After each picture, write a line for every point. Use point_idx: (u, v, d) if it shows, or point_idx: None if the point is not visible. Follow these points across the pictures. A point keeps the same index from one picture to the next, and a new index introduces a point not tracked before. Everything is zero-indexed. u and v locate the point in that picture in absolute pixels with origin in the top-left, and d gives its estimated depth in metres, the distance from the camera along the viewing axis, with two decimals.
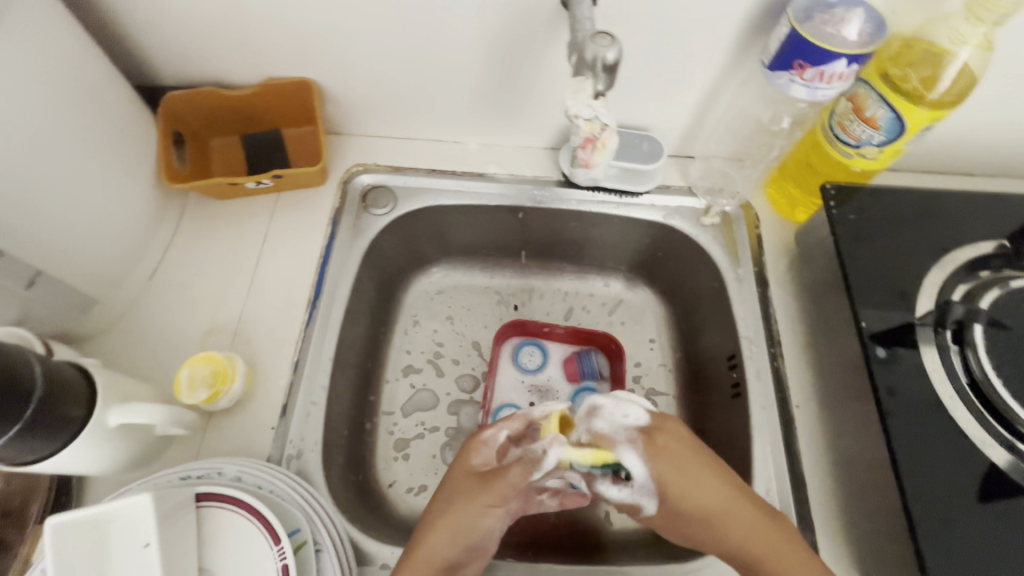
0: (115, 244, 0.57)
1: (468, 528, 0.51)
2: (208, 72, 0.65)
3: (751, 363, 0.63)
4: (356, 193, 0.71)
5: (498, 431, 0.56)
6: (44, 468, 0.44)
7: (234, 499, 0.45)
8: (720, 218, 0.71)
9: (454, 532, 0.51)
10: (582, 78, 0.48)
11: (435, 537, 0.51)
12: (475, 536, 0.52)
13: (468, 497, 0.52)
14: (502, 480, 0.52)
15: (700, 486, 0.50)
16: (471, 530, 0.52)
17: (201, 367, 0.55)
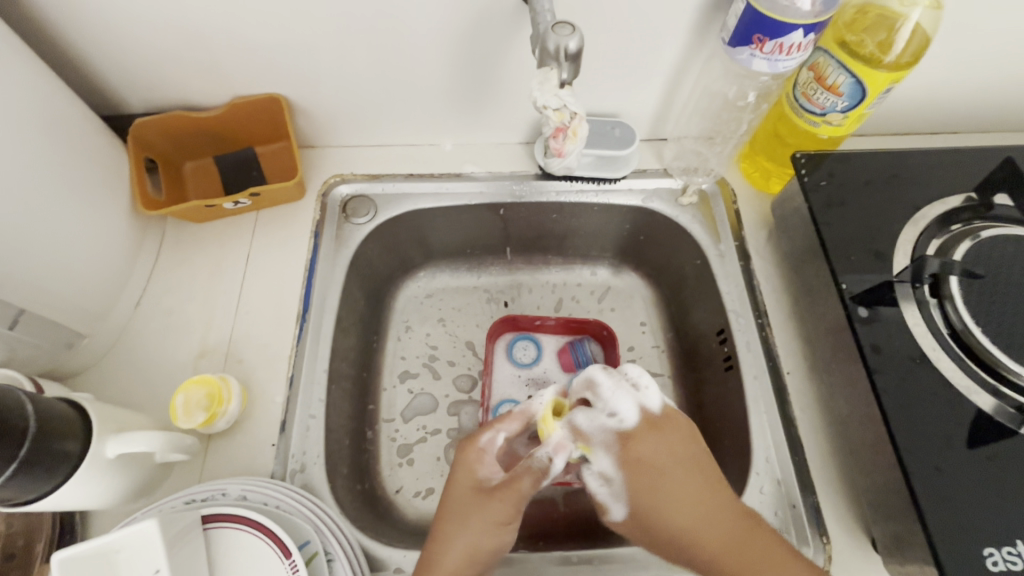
0: (95, 276, 0.57)
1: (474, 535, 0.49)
2: (176, 95, 0.65)
3: (740, 336, 0.64)
4: (336, 204, 0.71)
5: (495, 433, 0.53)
6: (44, 506, 0.44)
7: (241, 518, 0.45)
8: (698, 196, 0.73)
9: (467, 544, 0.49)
10: (547, 69, 0.48)
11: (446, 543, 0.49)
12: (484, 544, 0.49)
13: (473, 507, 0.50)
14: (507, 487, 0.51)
15: (664, 487, 0.50)
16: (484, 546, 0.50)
17: (195, 391, 0.55)
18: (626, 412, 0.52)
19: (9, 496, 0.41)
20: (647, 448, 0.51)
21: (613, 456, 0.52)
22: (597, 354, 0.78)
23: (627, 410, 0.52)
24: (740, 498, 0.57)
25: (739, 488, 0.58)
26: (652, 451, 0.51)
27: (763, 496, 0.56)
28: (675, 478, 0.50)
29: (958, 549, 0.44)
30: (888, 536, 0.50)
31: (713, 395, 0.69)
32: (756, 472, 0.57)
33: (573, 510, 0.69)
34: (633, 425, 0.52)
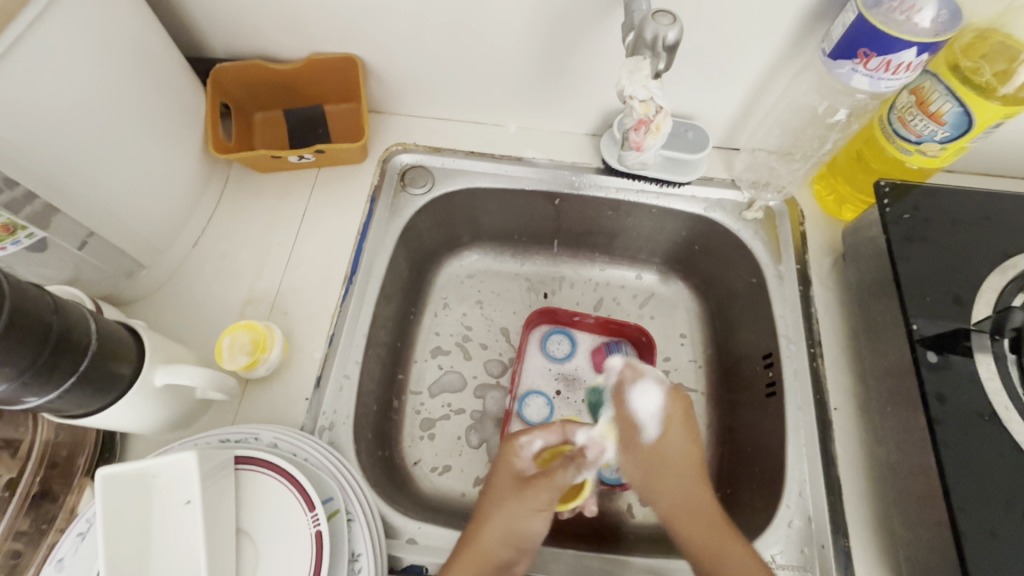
0: (161, 210, 0.59)
1: (522, 528, 0.53)
2: (257, 45, 0.66)
3: (789, 363, 0.62)
4: (395, 172, 0.71)
5: (533, 437, 0.57)
6: (91, 422, 0.46)
7: (271, 464, 0.46)
8: (764, 213, 0.70)
9: (508, 537, 0.52)
10: (639, 58, 0.46)
11: (487, 540, 0.51)
12: (528, 539, 0.53)
13: (524, 507, 0.53)
14: (546, 479, 0.54)
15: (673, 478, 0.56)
16: (523, 532, 0.53)
17: (240, 335, 0.56)
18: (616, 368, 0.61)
19: (64, 408, 0.42)
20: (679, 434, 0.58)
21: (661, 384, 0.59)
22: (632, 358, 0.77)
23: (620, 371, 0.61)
24: (766, 528, 0.55)
25: (766, 517, 0.56)
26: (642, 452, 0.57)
27: (791, 530, 0.54)
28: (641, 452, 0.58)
29: None
30: None
31: (748, 419, 0.67)
32: (786, 504, 0.55)
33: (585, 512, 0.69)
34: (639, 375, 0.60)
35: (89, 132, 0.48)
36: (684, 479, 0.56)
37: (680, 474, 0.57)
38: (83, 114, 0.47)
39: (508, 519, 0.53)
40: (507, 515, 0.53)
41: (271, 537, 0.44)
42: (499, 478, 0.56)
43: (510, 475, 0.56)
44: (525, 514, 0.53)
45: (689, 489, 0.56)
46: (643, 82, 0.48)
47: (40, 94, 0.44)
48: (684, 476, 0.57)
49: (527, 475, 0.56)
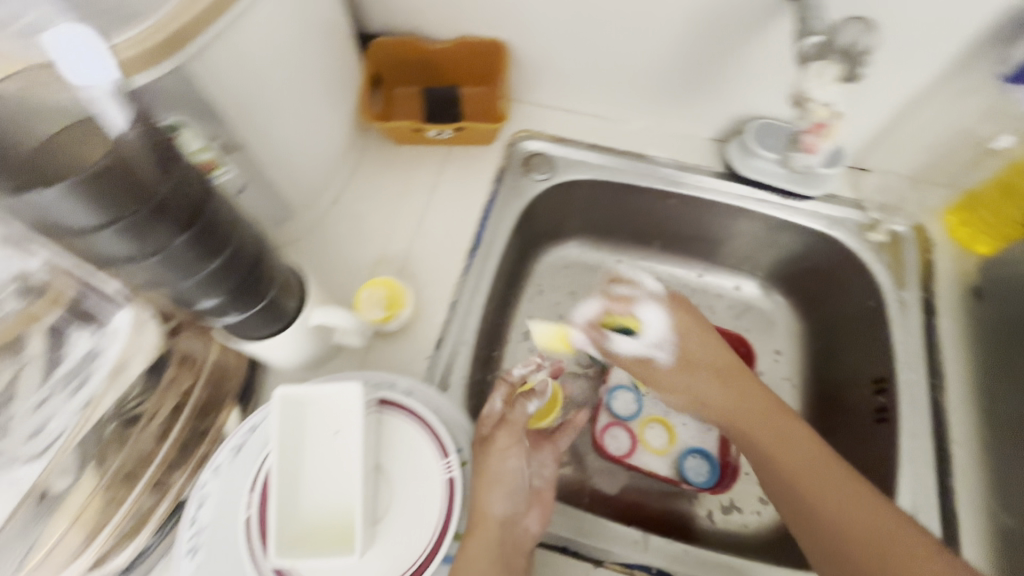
0: (316, 167, 0.63)
1: (502, 476, 0.50)
2: (412, 24, 0.70)
3: (906, 389, 0.60)
4: (519, 157, 0.74)
5: (494, 401, 0.53)
6: (254, 348, 0.50)
7: (411, 410, 0.49)
8: (888, 237, 0.68)
9: (495, 487, 0.49)
10: (826, 62, 0.48)
11: (484, 498, 0.48)
12: (516, 481, 0.51)
13: (497, 456, 0.50)
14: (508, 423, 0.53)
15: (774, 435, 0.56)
16: (501, 478, 0.50)
17: (377, 289, 0.61)
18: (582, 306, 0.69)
19: (243, 328, 0.46)
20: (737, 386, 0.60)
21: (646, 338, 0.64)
22: None
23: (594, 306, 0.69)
24: None
25: None
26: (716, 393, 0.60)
27: None
28: (719, 397, 0.60)
29: None
30: None
31: (849, 442, 0.66)
32: None
33: (663, 512, 0.70)
34: (643, 309, 0.66)
35: (286, 89, 0.52)
36: (792, 446, 0.55)
37: (786, 444, 0.55)
38: (287, 73, 0.52)
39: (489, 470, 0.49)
40: (494, 466, 0.49)
41: (405, 478, 0.47)
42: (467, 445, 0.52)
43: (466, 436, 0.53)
44: (501, 466, 0.50)
45: (807, 448, 0.55)
46: (827, 86, 0.50)
47: (265, 51, 0.48)
48: (790, 433, 0.56)
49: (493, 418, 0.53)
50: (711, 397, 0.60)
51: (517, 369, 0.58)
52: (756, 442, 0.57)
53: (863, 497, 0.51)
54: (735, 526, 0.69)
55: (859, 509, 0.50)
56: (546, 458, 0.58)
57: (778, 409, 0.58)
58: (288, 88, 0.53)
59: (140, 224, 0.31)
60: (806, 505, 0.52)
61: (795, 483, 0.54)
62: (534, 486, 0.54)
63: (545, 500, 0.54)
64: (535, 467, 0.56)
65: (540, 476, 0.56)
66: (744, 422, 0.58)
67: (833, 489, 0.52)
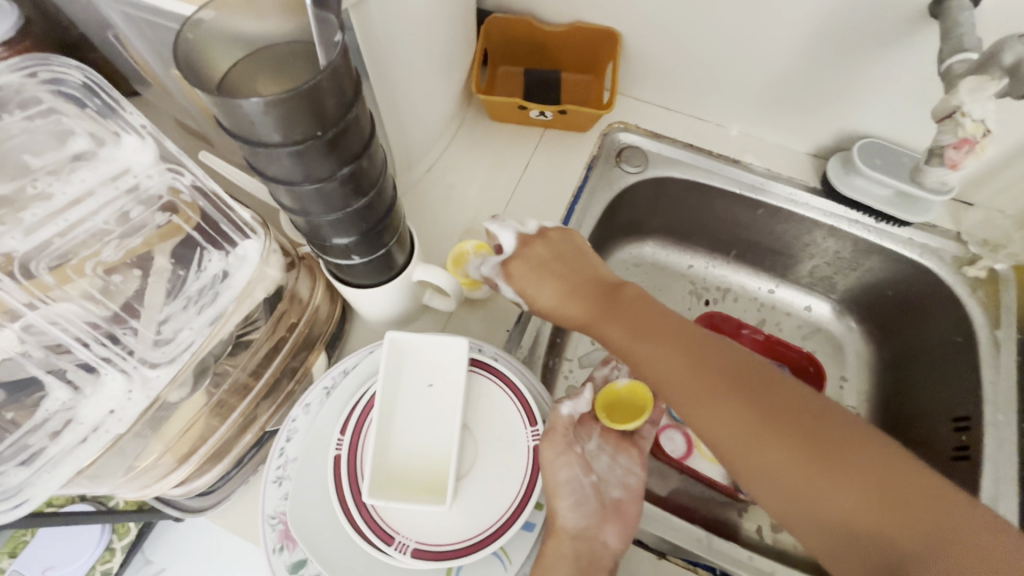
0: (423, 132, 0.64)
1: (559, 485, 0.46)
2: (527, 5, 0.71)
3: (993, 431, 0.59)
4: (613, 148, 0.74)
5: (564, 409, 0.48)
6: (355, 295, 0.51)
7: (501, 375, 0.50)
8: (986, 274, 0.66)
9: (558, 497, 0.46)
10: (987, 78, 0.47)
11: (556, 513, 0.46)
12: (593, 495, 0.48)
13: (552, 462, 0.46)
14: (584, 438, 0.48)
15: (802, 461, 0.41)
16: (558, 487, 0.46)
17: (483, 254, 0.60)
18: (529, 227, 0.59)
19: (355, 272, 0.48)
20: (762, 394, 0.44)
21: None
22: None
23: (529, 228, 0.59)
24: None
25: None
26: (679, 377, 0.46)
27: None
28: (722, 424, 0.44)
29: None
30: None
31: None
32: None
33: (714, 521, 0.69)
34: (538, 232, 0.59)
35: (417, 51, 0.53)
36: (827, 467, 0.40)
37: (830, 440, 0.41)
38: (424, 35, 0.53)
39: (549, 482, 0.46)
40: (557, 480, 0.46)
41: (491, 439, 0.47)
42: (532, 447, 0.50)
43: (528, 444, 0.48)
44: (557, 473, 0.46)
45: (858, 462, 0.40)
46: (985, 100, 0.48)
47: (413, 9, 0.49)
48: (841, 443, 0.41)
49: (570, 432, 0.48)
50: (660, 365, 0.47)
51: (501, 241, 0.59)
52: (750, 442, 0.43)
53: (919, 520, 0.38)
54: (785, 542, 0.68)
55: (926, 555, 0.37)
56: (629, 462, 0.53)
57: (827, 411, 0.43)
58: (419, 50, 0.54)
59: (316, 151, 0.33)
60: (802, 519, 0.41)
61: (797, 511, 0.42)
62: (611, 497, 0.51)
63: (628, 513, 0.51)
64: (615, 477, 0.52)
65: (622, 487, 0.52)
66: (703, 401, 0.45)
67: (947, 529, 0.37)
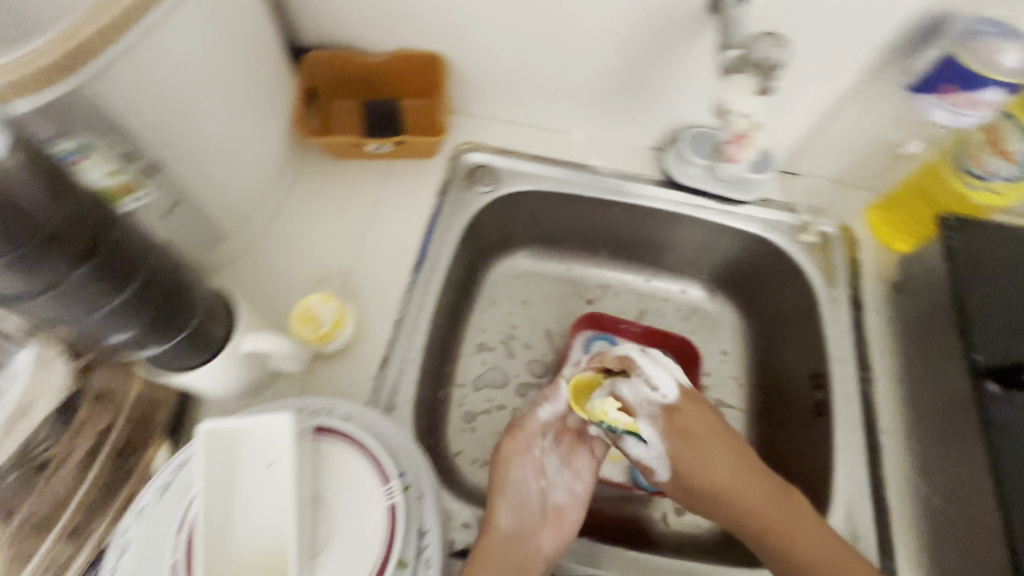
0: (246, 187, 0.60)
1: (508, 482, 0.58)
2: (345, 38, 0.69)
3: (839, 385, 0.63)
4: (463, 169, 0.73)
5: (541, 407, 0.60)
6: (180, 379, 0.47)
7: (349, 437, 0.47)
8: (818, 238, 0.71)
9: (501, 497, 0.56)
10: (743, 75, 0.51)
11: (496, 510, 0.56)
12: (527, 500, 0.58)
13: (508, 462, 0.58)
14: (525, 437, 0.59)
15: (703, 461, 0.57)
16: (507, 484, 0.58)
17: (332, 304, 0.57)
18: (670, 388, 0.57)
19: (163, 360, 0.44)
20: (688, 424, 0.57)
21: (657, 426, 0.56)
22: None
23: (668, 385, 0.56)
24: None
25: None
26: (672, 430, 0.57)
27: None
28: (714, 455, 0.57)
29: None
30: None
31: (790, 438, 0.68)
32: (833, 523, 0.56)
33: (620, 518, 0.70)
34: (675, 399, 0.57)
35: (200, 109, 0.50)
36: (730, 468, 0.57)
37: (715, 446, 0.57)
38: (205, 89, 0.49)
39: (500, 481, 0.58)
40: (505, 473, 0.58)
41: (346, 508, 0.45)
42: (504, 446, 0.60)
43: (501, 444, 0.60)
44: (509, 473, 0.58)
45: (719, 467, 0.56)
46: (745, 98, 0.54)
47: (178, 66, 0.46)
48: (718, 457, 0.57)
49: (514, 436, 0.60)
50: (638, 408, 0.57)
51: (622, 390, 0.57)
52: (705, 459, 0.57)
53: (771, 505, 0.55)
54: (690, 526, 0.69)
55: (759, 513, 0.55)
56: (583, 468, 0.61)
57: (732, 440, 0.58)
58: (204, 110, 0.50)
59: (29, 258, 0.30)
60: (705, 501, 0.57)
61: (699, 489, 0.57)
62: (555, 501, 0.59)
63: (568, 518, 0.58)
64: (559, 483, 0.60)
65: (567, 492, 0.60)
66: (688, 442, 0.57)
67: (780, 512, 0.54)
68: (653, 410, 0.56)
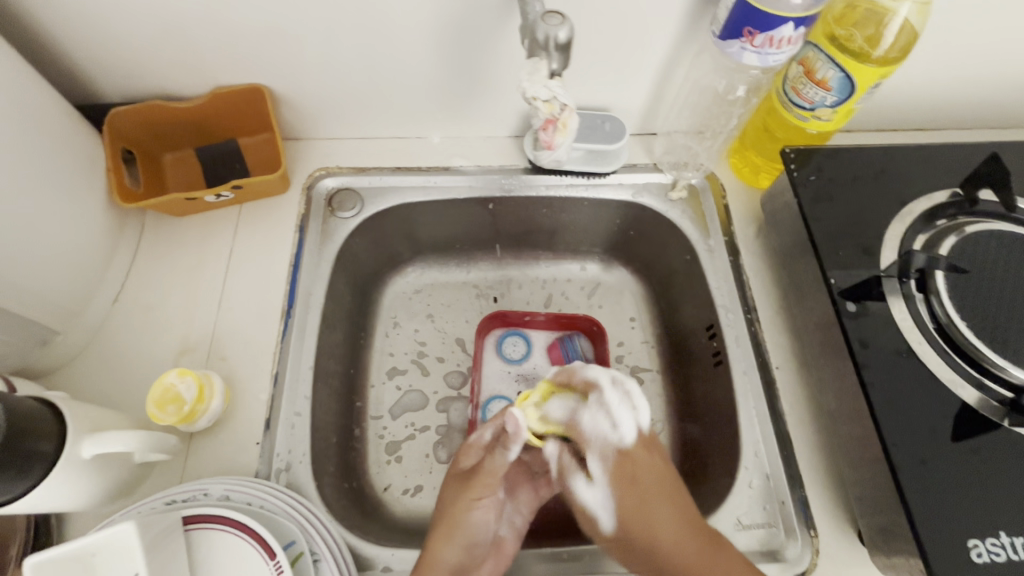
0: (66, 273, 0.55)
1: (466, 525, 0.53)
2: (156, 86, 0.63)
3: (730, 331, 0.64)
4: (321, 198, 0.70)
5: (482, 431, 0.57)
6: (18, 508, 0.42)
7: (225, 519, 0.44)
8: (687, 191, 0.72)
9: (452, 535, 0.52)
10: (536, 60, 0.49)
11: (439, 547, 0.51)
12: (476, 537, 0.53)
13: (462, 500, 0.54)
14: (484, 472, 0.55)
15: (653, 511, 0.51)
16: (462, 527, 0.53)
17: (190, 379, 0.53)
18: (627, 427, 0.54)
19: None
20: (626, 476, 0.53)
21: (608, 465, 0.54)
22: (587, 350, 0.78)
23: (628, 424, 0.54)
24: (730, 492, 0.57)
25: (729, 482, 0.58)
26: (621, 488, 0.53)
27: (752, 491, 0.56)
28: (662, 510, 0.51)
29: (944, 539, 0.44)
30: (873, 528, 0.51)
31: (701, 391, 0.69)
32: (744, 467, 0.57)
33: None
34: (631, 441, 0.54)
35: None
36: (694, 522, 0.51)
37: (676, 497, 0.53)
38: None
39: (451, 519, 0.53)
40: (462, 510, 0.54)
41: None
42: (447, 481, 0.57)
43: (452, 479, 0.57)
44: (461, 511, 0.54)
45: (661, 514, 0.51)
46: (540, 83, 0.51)
47: None
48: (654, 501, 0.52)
49: (469, 470, 0.56)
50: (649, 475, 0.53)
51: (580, 419, 0.55)
52: (654, 515, 0.51)
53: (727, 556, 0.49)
54: None
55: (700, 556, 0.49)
56: (526, 501, 0.59)
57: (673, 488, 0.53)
58: None
59: None
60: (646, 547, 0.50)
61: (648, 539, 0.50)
62: (497, 534, 0.56)
63: (507, 551, 0.55)
64: (506, 517, 0.57)
65: (510, 526, 0.57)
66: (635, 498, 0.53)
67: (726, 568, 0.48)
68: (606, 450, 0.54)
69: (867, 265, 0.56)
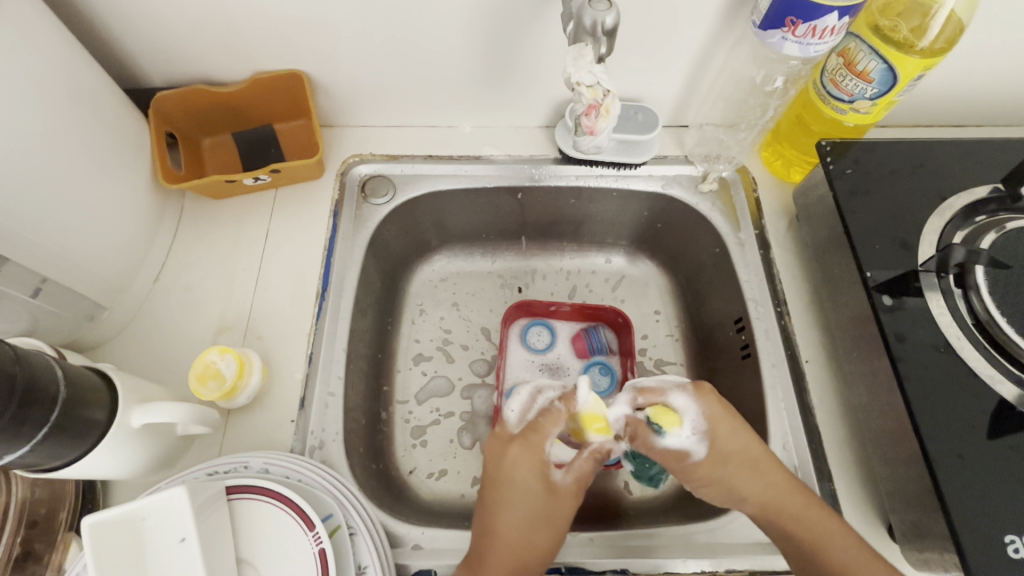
0: (113, 250, 0.56)
1: (536, 525, 0.53)
2: (199, 71, 0.65)
3: (759, 323, 0.64)
4: (355, 184, 0.71)
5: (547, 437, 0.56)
6: (69, 473, 0.44)
7: (266, 490, 0.46)
8: (718, 183, 0.72)
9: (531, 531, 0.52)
10: (582, 44, 0.50)
11: (511, 538, 0.51)
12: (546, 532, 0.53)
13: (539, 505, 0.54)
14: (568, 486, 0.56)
15: (736, 437, 0.54)
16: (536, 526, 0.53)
17: (230, 357, 0.55)
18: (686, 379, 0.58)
19: (37, 461, 0.41)
20: (718, 434, 0.54)
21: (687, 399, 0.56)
22: (612, 341, 0.78)
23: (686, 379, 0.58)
24: None
25: None
26: (711, 415, 0.55)
27: None
28: (742, 439, 0.54)
29: (977, 533, 0.44)
30: (906, 523, 0.51)
31: (727, 384, 0.69)
32: None
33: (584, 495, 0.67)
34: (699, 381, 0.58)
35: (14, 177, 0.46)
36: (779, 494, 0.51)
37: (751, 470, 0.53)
38: (17, 162, 0.46)
39: (526, 519, 0.53)
40: (530, 512, 0.53)
41: (275, 563, 0.44)
42: (513, 481, 0.55)
43: (527, 481, 0.55)
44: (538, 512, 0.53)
45: (742, 442, 0.54)
46: (588, 66, 0.51)
47: None
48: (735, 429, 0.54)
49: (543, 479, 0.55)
50: (742, 442, 0.54)
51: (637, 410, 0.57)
52: (732, 433, 0.54)
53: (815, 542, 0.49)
54: (652, 489, 0.68)
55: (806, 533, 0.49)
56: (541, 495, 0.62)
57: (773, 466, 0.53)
58: (36, 164, 0.47)
59: None
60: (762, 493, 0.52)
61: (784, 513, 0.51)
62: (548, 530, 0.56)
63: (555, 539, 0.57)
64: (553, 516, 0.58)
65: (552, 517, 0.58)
66: (722, 418, 0.55)
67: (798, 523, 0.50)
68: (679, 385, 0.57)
69: (905, 260, 0.55)
